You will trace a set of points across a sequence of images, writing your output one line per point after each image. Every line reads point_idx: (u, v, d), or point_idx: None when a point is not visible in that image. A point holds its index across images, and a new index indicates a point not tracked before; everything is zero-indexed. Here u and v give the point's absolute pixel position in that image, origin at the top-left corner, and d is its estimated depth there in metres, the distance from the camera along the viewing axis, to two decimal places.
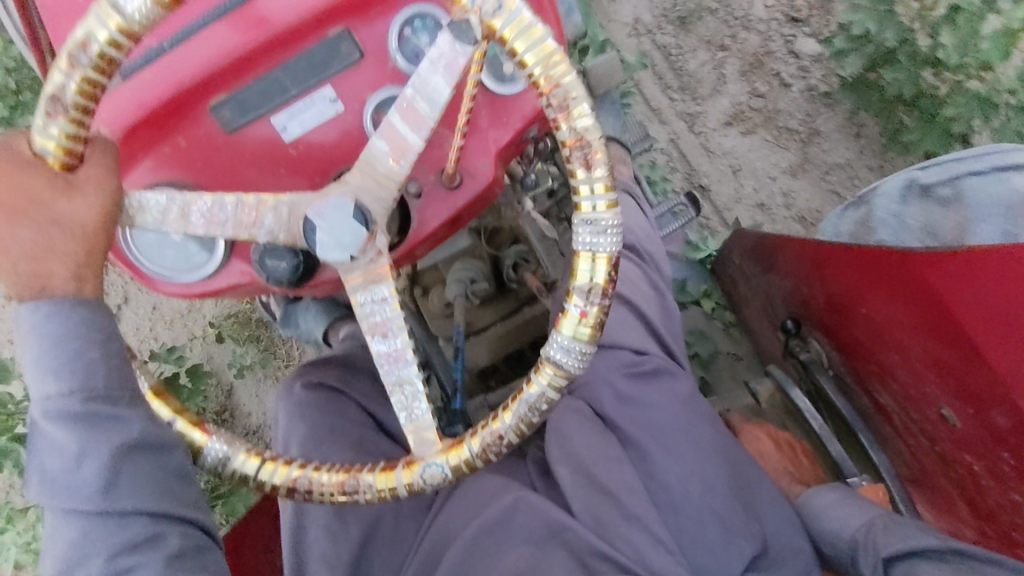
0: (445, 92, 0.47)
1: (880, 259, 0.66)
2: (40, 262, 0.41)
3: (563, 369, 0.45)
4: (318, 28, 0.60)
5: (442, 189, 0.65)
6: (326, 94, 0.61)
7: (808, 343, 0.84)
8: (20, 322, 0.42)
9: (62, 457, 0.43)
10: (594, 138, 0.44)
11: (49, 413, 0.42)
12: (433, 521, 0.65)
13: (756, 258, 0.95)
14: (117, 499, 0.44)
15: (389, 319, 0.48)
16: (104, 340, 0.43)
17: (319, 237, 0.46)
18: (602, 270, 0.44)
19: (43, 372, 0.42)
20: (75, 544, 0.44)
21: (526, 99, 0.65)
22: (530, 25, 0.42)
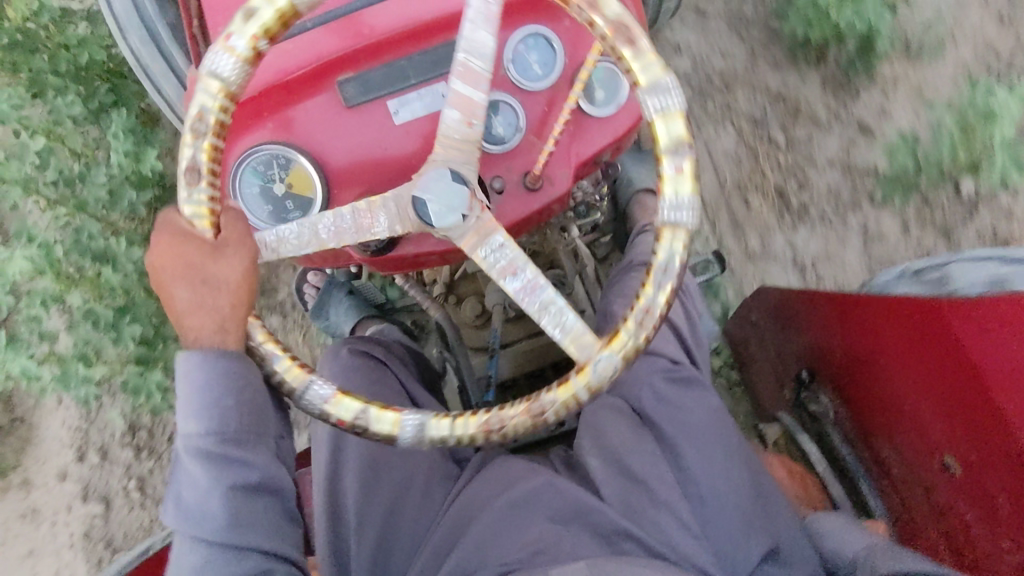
0: (490, 43, 0.54)
1: (902, 317, 0.72)
2: (191, 319, 0.52)
3: (680, 227, 0.53)
4: (444, 30, 0.68)
5: (524, 190, 0.72)
6: (440, 88, 0.68)
7: (817, 395, 0.93)
8: (181, 366, 0.52)
9: (197, 489, 0.54)
10: (625, 19, 0.52)
11: (190, 450, 0.53)
12: (464, 489, 0.70)
13: (775, 315, 1.04)
14: (236, 532, 0.55)
15: (508, 259, 0.55)
16: (241, 398, 0.53)
17: (428, 210, 0.53)
18: (678, 125, 0.52)
19: (192, 419, 0.53)
20: (198, 566, 0.55)
21: (613, 123, 0.72)
22: None
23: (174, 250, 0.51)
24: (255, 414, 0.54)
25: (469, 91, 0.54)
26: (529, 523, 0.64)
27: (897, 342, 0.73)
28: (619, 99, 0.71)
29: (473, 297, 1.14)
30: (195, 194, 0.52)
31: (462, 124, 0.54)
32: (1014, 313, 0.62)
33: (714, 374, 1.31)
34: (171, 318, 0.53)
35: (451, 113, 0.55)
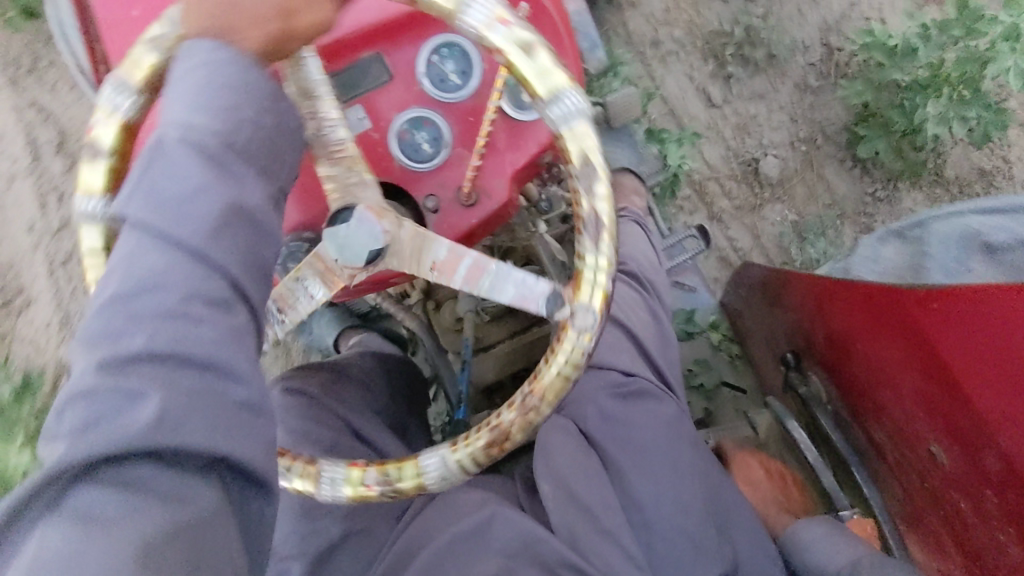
0: (505, 296, 0.51)
1: (881, 302, 0.69)
2: (234, 13, 0.43)
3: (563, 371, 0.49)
4: (352, 50, 0.63)
5: (460, 207, 0.67)
6: (356, 112, 0.65)
7: (807, 378, 0.89)
8: (192, 54, 0.43)
9: (182, 183, 0.39)
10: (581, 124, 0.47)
11: (182, 136, 0.40)
12: (407, 527, 0.65)
13: (762, 292, 1.00)
14: (213, 249, 0.39)
15: (297, 304, 0.55)
16: (262, 107, 0.43)
17: (340, 227, 0.52)
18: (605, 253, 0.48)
19: (197, 102, 0.41)
20: (155, 270, 0.38)
21: (546, 123, 0.67)
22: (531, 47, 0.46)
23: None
24: (269, 143, 0.44)
25: (458, 272, 0.52)
26: (482, 558, 0.59)
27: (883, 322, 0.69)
28: None
29: (451, 301, 1.12)
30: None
31: (431, 259, 0.53)
32: (966, 300, 0.59)
33: (714, 350, 1.22)
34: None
35: (443, 247, 0.53)
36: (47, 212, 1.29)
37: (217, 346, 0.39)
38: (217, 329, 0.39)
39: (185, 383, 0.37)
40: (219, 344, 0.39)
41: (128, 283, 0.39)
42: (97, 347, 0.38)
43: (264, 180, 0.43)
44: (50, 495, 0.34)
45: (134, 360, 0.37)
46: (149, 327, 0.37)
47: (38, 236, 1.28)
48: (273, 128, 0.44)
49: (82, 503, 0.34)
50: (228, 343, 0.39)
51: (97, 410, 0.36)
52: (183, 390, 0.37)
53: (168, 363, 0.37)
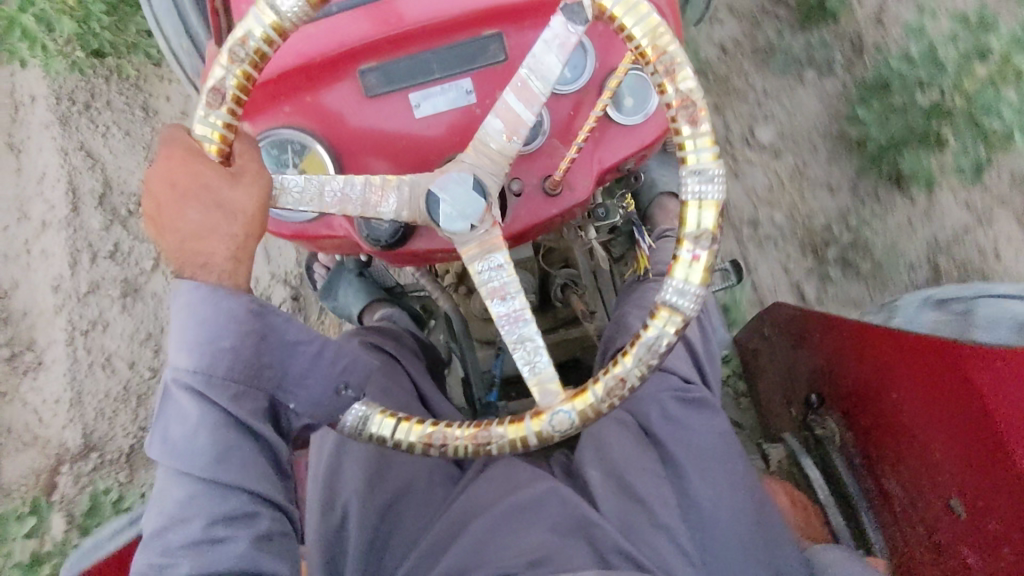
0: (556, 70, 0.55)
1: (929, 353, 0.71)
2: (202, 240, 0.50)
3: (677, 310, 0.53)
4: (474, 26, 0.65)
5: (543, 193, 0.70)
6: (464, 85, 0.66)
7: (824, 420, 0.92)
8: (175, 300, 0.50)
9: (186, 426, 0.51)
10: (697, 97, 0.52)
11: (182, 385, 0.50)
12: (462, 491, 0.71)
13: (787, 331, 1.03)
14: (222, 470, 0.52)
15: (506, 283, 0.58)
16: (241, 332, 0.49)
17: (442, 209, 0.57)
18: (709, 216, 0.52)
19: (184, 344, 0.50)
20: (181, 504, 0.53)
21: (644, 129, 0.70)
22: (637, 4, 0.52)
23: (172, 175, 0.50)
24: (257, 359, 0.51)
25: (517, 106, 0.56)
26: (526, 534, 0.65)
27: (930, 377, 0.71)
28: (648, 107, 0.69)
29: None
30: (214, 115, 0.51)
31: (502, 138, 0.57)
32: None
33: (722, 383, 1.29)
34: (168, 233, 0.50)
35: (496, 122, 0.57)
36: (76, 271, 1.36)
37: (239, 557, 0.53)
38: (242, 540, 0.53)
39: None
40: (242, 556, 0.53)
41: (167, 515, 0.53)
42: (151, 566, 0.53)
43: (258, 390, 0.52)
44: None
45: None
46: (188, 555, 0.53)
47: (63, 298, 1.36)
48: (255, 347, 0.50)
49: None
50: (245, 553, 0.53)
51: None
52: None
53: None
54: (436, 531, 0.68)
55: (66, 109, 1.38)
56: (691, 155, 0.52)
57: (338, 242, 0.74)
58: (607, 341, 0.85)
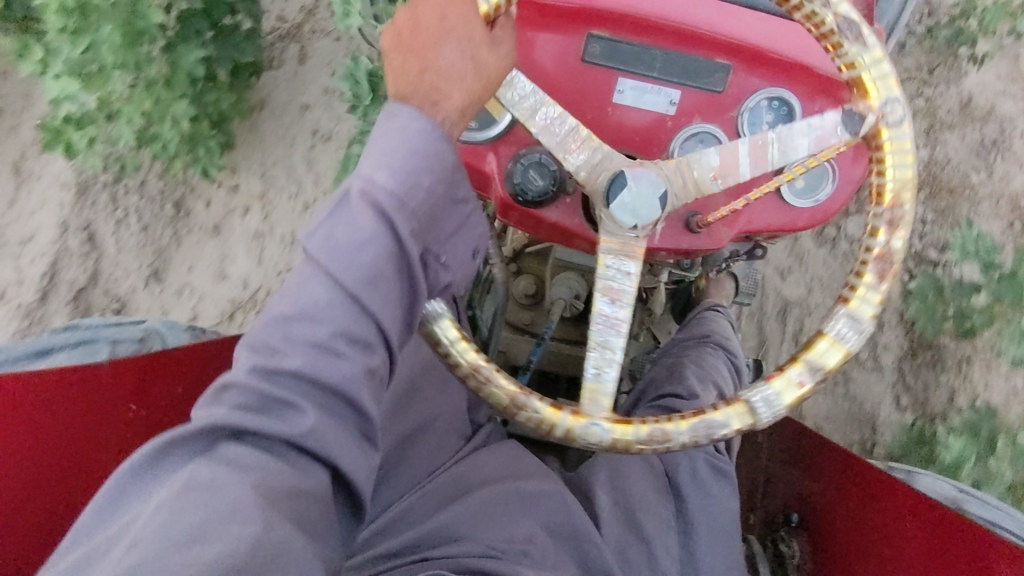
0: (799, 152, 0.55)
1: (953, 531, 0.75)
2: (443, 79, 0.49)
3: (754, 414, 0.51)
4: (710, 50, 0.66)
5: (683, 225, 0.71)
6: (672, 95, 0.67)
7: (790, 540, 0.94)
8: (392, 117, 0.49)
9: (354, 234, 0.48)
10: (897, 258, 0.52)
11: (366, 193, 0.48)
12: (467, 460, 0.73)
13: (785, 450, 1.05)
14: (369, 293, 0.48)
15: (624, 290, 0.56)
16: (439, 174, 0.50)
17: (621, 196, 0.54)
18: (835, 357, 0.51)
19: (385, 161, 0.48)
20: (317, 305, 0.48)
21: (801, 214, 0.71)
22: (908, 151, 0.53)
23: (443, 8, 0.50)
24: (436, 206, 0.51)
25: (744, 159, 0.55)
26: (520, 520, 0.65)
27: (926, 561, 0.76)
28: (812, 197, 0.71)
29: (531, 277, 1.14)
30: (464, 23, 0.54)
31: (709, 174, 0.55)
32: None
33: None
34: (412, 59, 0.49)
35: (713, 158, 0.56)
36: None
37: (349, 380, 0.48)
38: (355, 366, 0.48)
39: (315, 400, 0.48)
40: (352, 379, 0.48)
41: (294, 310, 0.48)
42: (258, 350, 0.48)
43: (421, 237, 0.51)
44: (199, 446, 0.47)
45: (282, 373, 0.47)
46: (305, 353, 0.47)
47: None
48: (441, 193, 0.51)
49: (230, 453, 0.46)
50: (358, 377, 0.48)
51: (252, 399, 0.47)
52: (318, 403, 0.48)
53: (307, 380, 0.48)
54: (440, 483, 0.70)
55: (91, 178, 1.37)
56: (857, 295, 0.52)
57: (478, 179, 0.73)
58: (651, 384, 0.86)
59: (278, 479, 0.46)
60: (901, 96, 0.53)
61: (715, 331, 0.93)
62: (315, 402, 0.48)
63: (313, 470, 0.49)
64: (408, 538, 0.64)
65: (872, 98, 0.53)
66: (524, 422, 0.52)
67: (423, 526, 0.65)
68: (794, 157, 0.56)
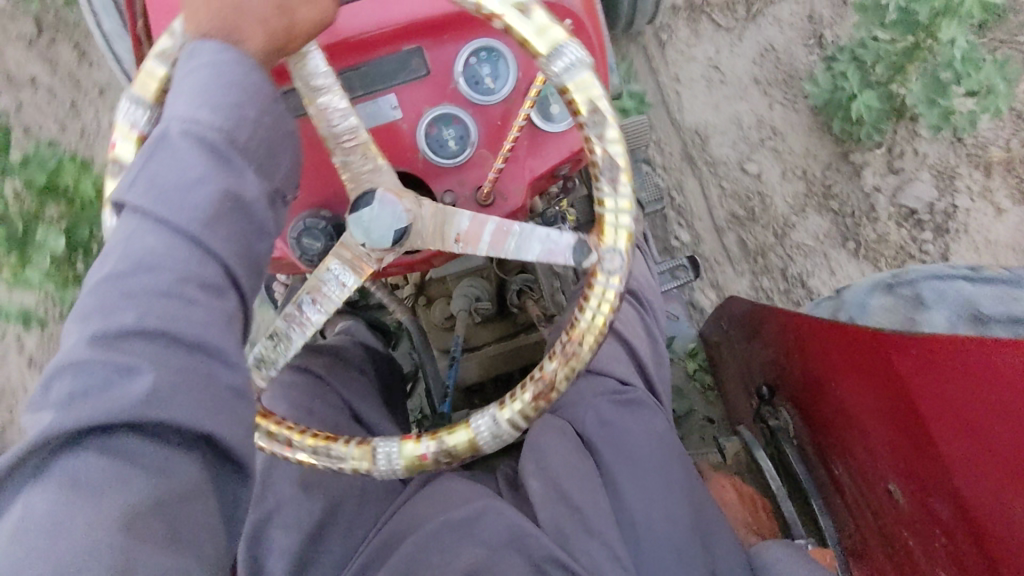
0: (529, 257, 0.56)
1: (862, 348, 0.71)
2: (242, 19, 0.50)
3: (373, 461, 0.54)
4: (393, 42, 0.65)
5: (476, 205, 0.70)
6: (388, 101, 0.67)
7: (778, 411, 0.93)
8: (209, 55, 0.48)
9: (184, 173, 0.44)
10: (557, 391, 0.53)
11: (186, 130, 0.45)
12: (399, 509, 0.70)
13: (743, 325, 1.03)
14: (205, 235, 0.44)
15: (330, 296, 0.58)
16: (263, 107, 0.48)
17: (363, 211, 0.55)
18: (461, 442, 0.53)
19: (205, 99, 0.46)
20: (153, 252, 0.43)
21: (569, 137, 0.70)
22: (609, 294, 0.52)
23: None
24: (270, 139, 0.49)
25: (486, 237, 0.56)
26: (464, 549, 0.64)
27: (878, 402, 0.69)
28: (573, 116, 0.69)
29: (443, 300, 1.13)
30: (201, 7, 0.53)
31: (454, 235, 0.57)
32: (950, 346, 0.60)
33: (688, 378, 1.30)
34: None
35: (465, 221, 0.57)
36: None
37: (209, 328, 0.43)
38: (211, 313, 0.43)
39: (176, 371, 0.41)
40: (213, 327, 0.44)
41: (129, 263, 0.43)
42: (97, 316, 0.42)
43: (258, 167, 0.48)
44: (34, 466, 0.38)
45: (128, 338, 0.41)
46: (143, 306, 0.42)
47: None
48: (272, 125, 0.49)
49: (72, 467, 0.38)
50: (218, 325, 0.44)
51: (88, 380, 0.39)
52: (172, 368, 0.41)
53: (160, 340, 0.42)
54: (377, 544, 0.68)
55: None
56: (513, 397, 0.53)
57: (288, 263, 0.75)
58: None
59: (140, 496, 0.39)
60: (628, 254, 0.52)
61: None
62: (169, 366, 0.41)
63: (177, 465, 0.41)
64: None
65: (605, 239, 0.52)
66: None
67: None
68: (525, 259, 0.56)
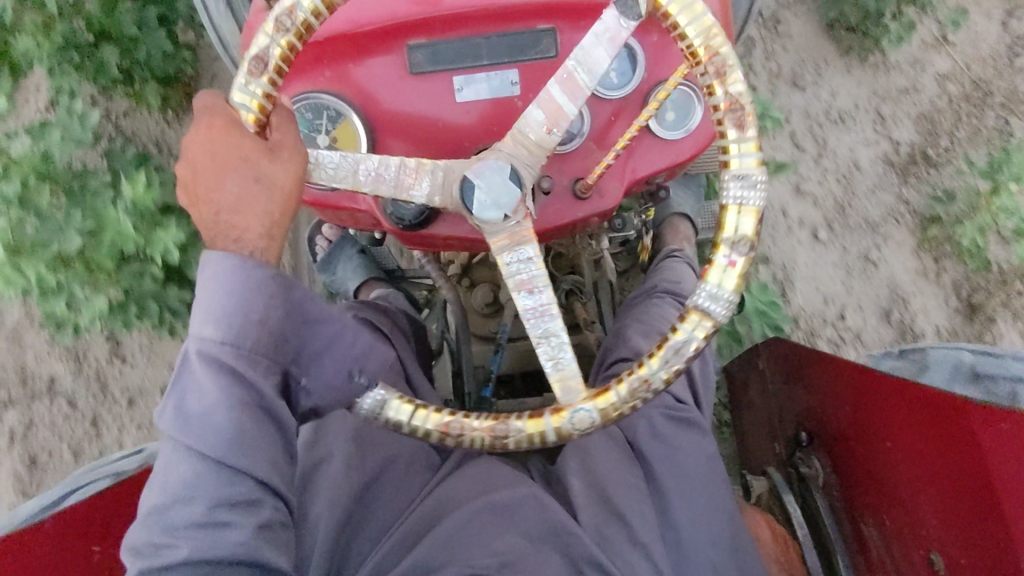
0: (604, 63, 0.51)
1: (933, 411, 0.69)
2: (237, 213, 0.47)
3: (711, 317, 0.50)
4: (529, 18, 0.65)
5: (572, 196, 0.70)
6: (510, 76, 0.66)
7: (809, 459, 0.93)
8: (204, 264, 0.46)
9: (203, 400, 0.47)
10: (746, 102, 0.50)
11: (202, 354, 0.46)
12: (435, 488, 0.70)
13: (782, 364, 1.02)
14: (236, 455, 0.47)
15: (535, 276, 0.53)
16: (270, 305, 0.46)
17: (476, 196, 0.51)
18: (749, 221, 0.50)
19: (210, 312, 0.46)
20: (186, 483, 0.48)
21: (684, 147, 0.70)
22: (693, 4, 0.50)
23: (213, 148, 0.47)
24: (285, 334, 0.48)
25: (561, 97, 0.51)
26: (498, 535, 0.64)
27: (938, 472, 0.69)
28: (688, 124, 0.69)
29: (487, 285, 1.11)
30: (253, 84, 0.50)
31: (541, 129, 0.52)
32: None
33: None
34: (199, 205, 0.48)
35: (538, 113, 0.52)
36: None
37: (241, 545, 0.48)
38: (244, 528, 0.48)
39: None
40: (246, 544, 0.48)
41: (169, 494, 0.48)
42: (146, 546, 0.48)
43: (279, 366, 0.48)
44: None
45: (173, 563, 0.47)
46: (188, 536, 0.47)
47: None
48: (283, 321, 0.47)
49: None
50: (251, 540, 0.48)
51: None
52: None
53: (203, 564, 0.47)
54: (410, 522, 0.67)
55: None
56: (732, 155, 0.50)
57: (368, 218, 0.73)
58: (604, 353, 0.83)
59: None
60: None
61: (663, 280, 0.90)
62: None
63: None
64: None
65: None
66: (515, 447, 0.50)
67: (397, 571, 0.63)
68: (604, 70, 0.52)
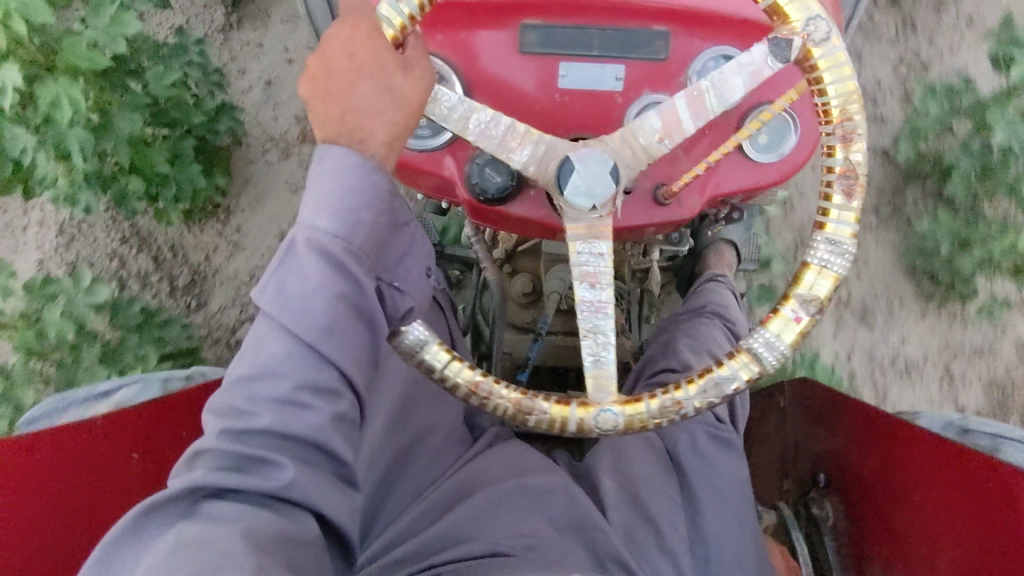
0: (738, 94, 0.52)
1: (971, 473, 0.71)
2: (365, 117, 0.47)
3: (760, 363, 0.51)
4: (647, 18, 0.66)
5: (651, 200, 0.70)
6: (617, 71, 0.66)
7: (823, 502, 0.93)
8: (326, 158, 0.47)
9: (304, 284, 0.47)
10: (862, 172, 0.51)
11: (311, 243, 0.47)
12: (470, 461, 0.73)
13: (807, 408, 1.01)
14: (325, 343, 0.48)
15: (601, 272, 0.53)
16: (380, 209, 0.48)
17: (571, 179, 0.51)
18: (827, 284, 0.51)
19: (326, 207, 0.47)
20: (276, 359, 0.48)
21: (769, 171, 0.70)
22: (843, 62, 0.50)
23: (351, 47, 0.47)
24: (382, 239, 0.50)
25: (684, 114, 0.52)
26: (526, 518, 0.66)
27: (970, 539, 0.69)
28: (778, 150, 0.69)
29: (527, 275, 1.11)
30: (405, 4, 0.50)
31: (654, 137, 0.52)
32: None
33: None
34: (328, 97, 0.47)
35: (654, 120, 0.53)
36: None
37: (316, 431, 0.49)
38: (320, 415, 0.49)
39: (292, 454, 0.50)
40: (319, 429, 0.50)
41: (255, 369, 0.49)
42: (227, 413, 0.49)
43: (374, 272, 0.50)
44: (184, 506, 0.48)
45: (252, 433, 0.49)
46: (270, 410, 0.49)
47: None
48: (386, 227, 0.49)
49: (214, 509, 0.48)
50: (326, 428, 0.50)
51: (233, 457, 0.48)
52: (295, 455, 0.50)
53: (277, 437, 0.49)
54: (448, 487, 0.70)
55: None
56: (833, 216, 0.51)
57: (444, 186, 0.74)
58: (647, 362, 0.84)
59: (262, 525, 0.48)
60: (822, 11, 0.50)
61: (712, 301, 0.91)
62: (291, 454, 0.50)
63: (301, 519, 0.52)
64: (407, 550, 0.64)
65: (793, 21, 0.50)
66: (534, 426, 0.51)
67: (429, 531, 0.65)
68: (735, 100, 0.52)
